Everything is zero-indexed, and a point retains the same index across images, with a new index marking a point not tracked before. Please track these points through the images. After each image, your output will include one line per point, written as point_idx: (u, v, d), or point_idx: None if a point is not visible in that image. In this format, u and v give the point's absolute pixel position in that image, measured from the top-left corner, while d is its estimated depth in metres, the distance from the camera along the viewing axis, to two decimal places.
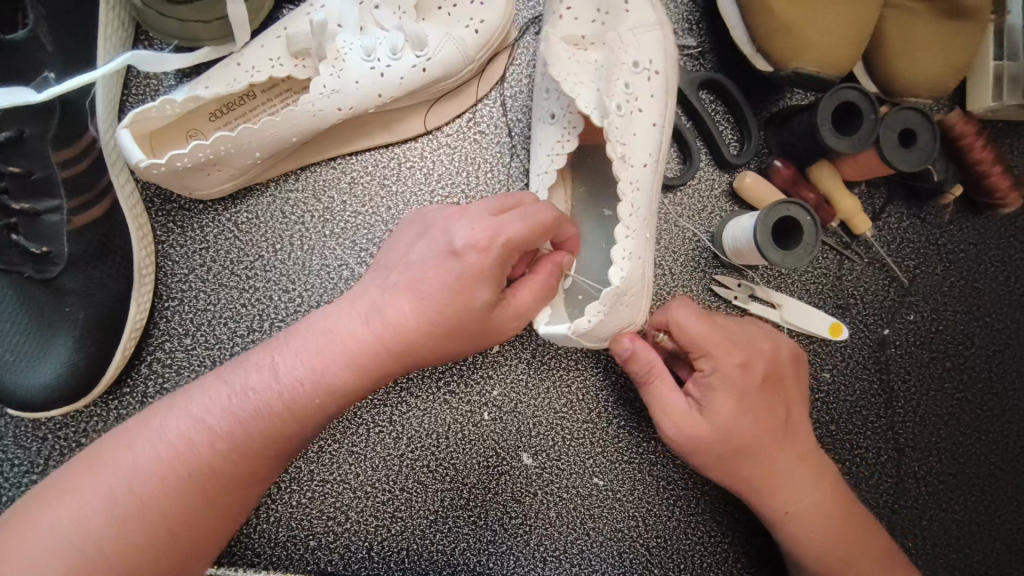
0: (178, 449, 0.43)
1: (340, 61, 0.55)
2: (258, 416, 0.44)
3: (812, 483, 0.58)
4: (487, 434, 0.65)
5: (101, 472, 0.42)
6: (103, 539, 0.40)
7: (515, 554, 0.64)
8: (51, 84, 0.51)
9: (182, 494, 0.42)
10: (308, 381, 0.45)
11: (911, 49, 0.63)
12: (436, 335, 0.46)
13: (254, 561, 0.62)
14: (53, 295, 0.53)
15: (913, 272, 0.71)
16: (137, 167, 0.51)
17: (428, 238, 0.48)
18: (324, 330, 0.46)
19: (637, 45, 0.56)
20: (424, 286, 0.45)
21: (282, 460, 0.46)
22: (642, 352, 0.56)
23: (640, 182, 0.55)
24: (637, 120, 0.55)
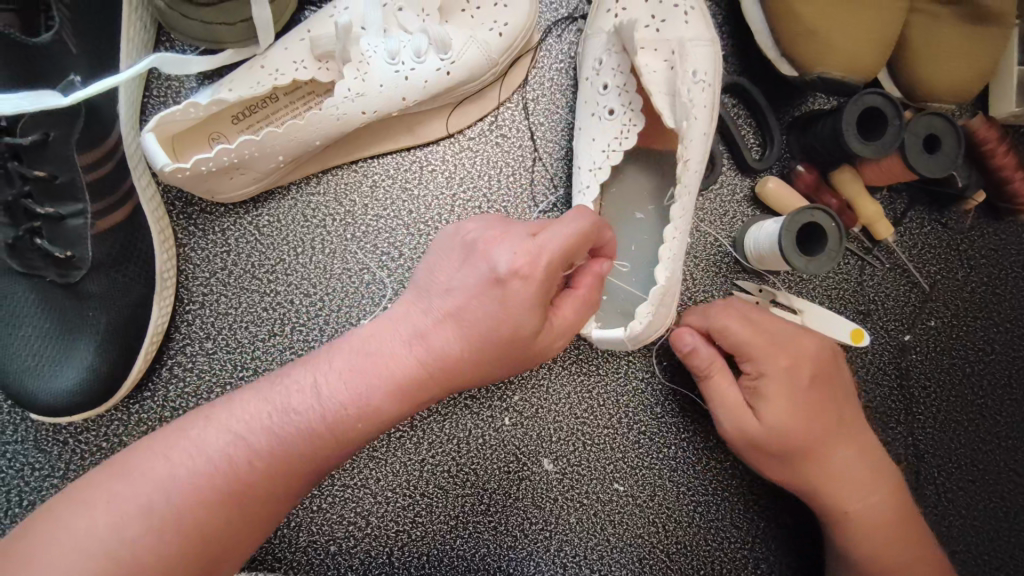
0: (217, 465, 0.42)
1: (363, 65, 0.55)
2: (301, 437, 0.44)
3: (869, 480, 0.58)
4: (508, 440, 0.64)
5: (137, 481, 0.41)
6: (135, 548, 0.39)
7: (536, 559, 0.64)
8: (78, 87, 0.51)
9: (216, 506, 0.42)
10: (353, 406, 0.44)
11: (935, 55, 0.63)
12: (480, 356, 0.46)
13: (275, 566, 0.62)
14: (76, 299, 0.53)
15: (934, 277, 0.71)
16: (161, 172, 0.50)
17: (471, 256, 0.47)
18: (371, 352, 0.46)
19: (693, 55, 0.55)
20: (471, 309, 0.46)
21: (318, 477, 0.46)
22: (701, 347, 0.59)
23: (689, 187, 0.55)
24: (697, 130, 0.54)
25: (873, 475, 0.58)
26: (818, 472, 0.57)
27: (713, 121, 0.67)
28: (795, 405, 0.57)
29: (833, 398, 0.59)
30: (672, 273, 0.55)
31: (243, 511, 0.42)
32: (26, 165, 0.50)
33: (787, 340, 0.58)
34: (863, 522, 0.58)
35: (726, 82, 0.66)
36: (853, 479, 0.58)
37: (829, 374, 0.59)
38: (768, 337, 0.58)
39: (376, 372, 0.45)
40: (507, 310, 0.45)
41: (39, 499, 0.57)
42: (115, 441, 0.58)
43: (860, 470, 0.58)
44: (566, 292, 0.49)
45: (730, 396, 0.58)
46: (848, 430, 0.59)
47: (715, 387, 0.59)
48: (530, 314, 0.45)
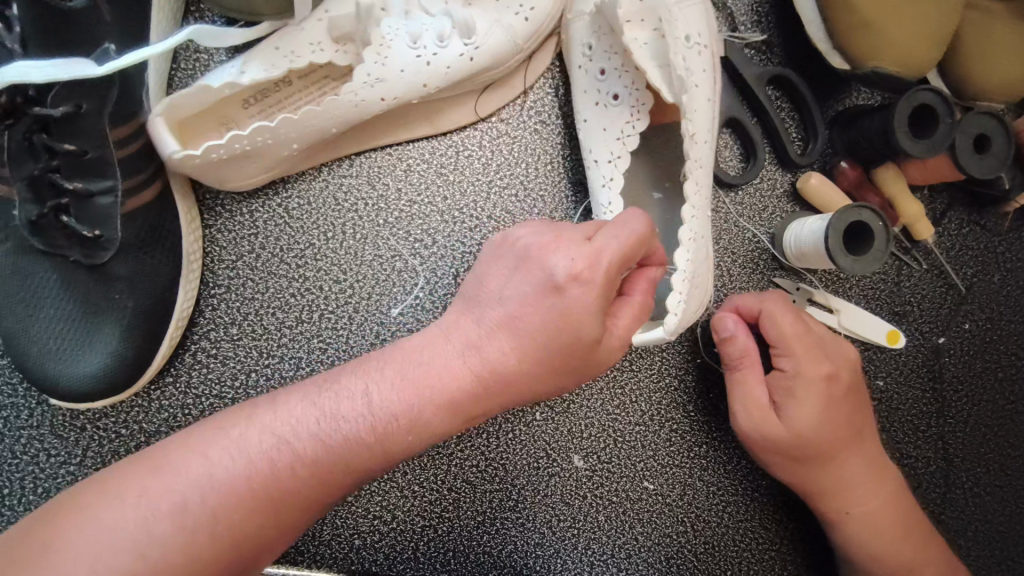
0: (259, 468, 0.41)
1: (384, 49, 0.52)
2: (347, 447, 0.42)
3: (881, 493, 0.58)
4: (539, 435, 0.63)
5: (173, 478, 0.40)
6: (171, 548, 0.38)
7: (563, 557, 0.63)
8: (112, 57, 0.47)
9: (252, 511, 0.40)
10: (404, 418, 0.42)
11: (988, 52, 0.61)
12: (534, 369, 0.44)
13: (297, 559, 0.60)
14: (101, 282, 0.50)
15: (970, 280, 0.70)
16: (171, 160, 0.48)
17: (528, 253, 0.46)
18: (422, 361, 0.44)
19: (684, 18, 0.52)
20: (527, 312, 0.44)
21: (357, 487, 0.44)
22: (739, 335, 0.58)
23: (701, 159, 0.52)
24: (698, 96, 0.52)
25: (887, 489, 0.58)
26: (834, 480, 0.57)
27: (756, 113, 0.65)
28: (824, 410, 0.56)
29: (857, 409, 0.58)
30: (695, 257, 0.51)
31: (279, 517, 0.41)
32: (54, 138, 0.47)
33: (817, 344, 0.58)
34: (865, 532, 0.58)
35: (772, 74, 0.63)
36: (864, 489, 0.58)
37: (857, 382, 0.59)
38: (804, 341, 0.57)
39: (431, 382, 0.43)
40: (564, 316, 0.43)
41: (56, 487, 0.55)
42: (136, 429, 0.56)
43: (874, 479, 0.58)
44: (622, 300, 0.47)
45: (756, 395, 0.57)
46: (867, 443, 0.59)
47: (742, 381, 0.58)
48: (585, 323, 0.43)
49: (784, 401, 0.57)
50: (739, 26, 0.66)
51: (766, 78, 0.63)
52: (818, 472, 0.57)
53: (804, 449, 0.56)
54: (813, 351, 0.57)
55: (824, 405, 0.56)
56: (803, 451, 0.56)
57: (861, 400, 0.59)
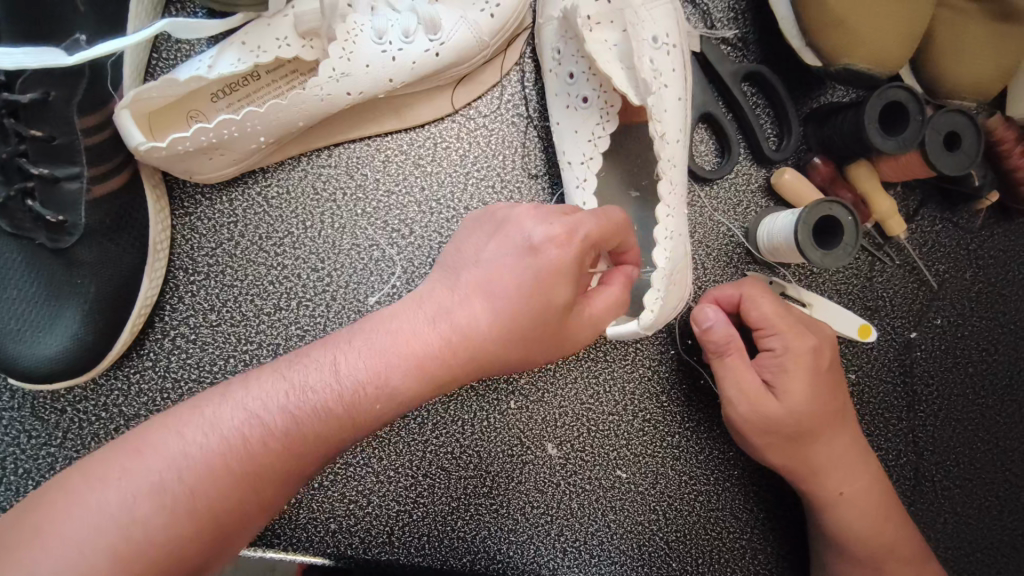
0: (230, 444, 0.42)
1: (349, 44, 0.53)
2: (317, 416, 0.43)
3: (857, 474, 0.59)
4: (512, 423, 0.64)
5: (150, 458, 0.41)
6: (150, 527, 0.39)
7: (535, 543, 0.64)
8: (83, 47, 0.48)
9: (229, 486, 0.41)
10: (373, 384, 0.43)
11: (961, 51, 0.62)
12: (509, 339, 0.45)
13: (274, 542, 0.61)
14: (66, 266, 0.51)
15: (942, 276, 0.71)
16: (137, 150, 0.49)
17: (501, 232, 0.47)
18: (392, 331, 0.45)
19: (652, 20, 0.54)
20: (502, 287, 0.45)
21: (330, 457, 0.45)
22: (720, 328, 0.58)
23: (674, 159, 0.54)
24: (663, 98, 0.53)
25: (864, 470, 0.60)
26: (818, 461, 0.58)
27: (732, 109, 0.66)
28: (816, 389, 0.57)
29: (839, 389, 0.60)
30: (672, 254, 0.52)
31: (253, 493, 0.42)
32: (23, 123, 0.48)
33: (801, 327, 0.59)
34: (846, 512, 0.59)
35: (746, 71, 0.64)
36: (844, 468, 0.59)
37: (836, 363, 0.60)
38: (788, 324, 0.58)
39: (400, 350, 0.44)
40: (540, 280, 0.45)
41: (35, 468, 0.56)
42: (114, 412, 0.57)
43: (854, 458, 0.60)
44: (600, 287, 0.49)
45: (747, 381, 0.57)
46: (847, 424, 0.60)
47: (733, 369, 0.58)
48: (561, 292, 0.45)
49: (774, 381, 0.58)
50: (714, 23, 0.67)
51: (741, 75, 0.65)
52: (806, 453, 0.58)
53: (795, 429, 0.57)
54: (799, 333, 0.58)
55: (812, 385, 0.57)
56: (792, 432, 0.57)
57: (840, 384, 0.60)
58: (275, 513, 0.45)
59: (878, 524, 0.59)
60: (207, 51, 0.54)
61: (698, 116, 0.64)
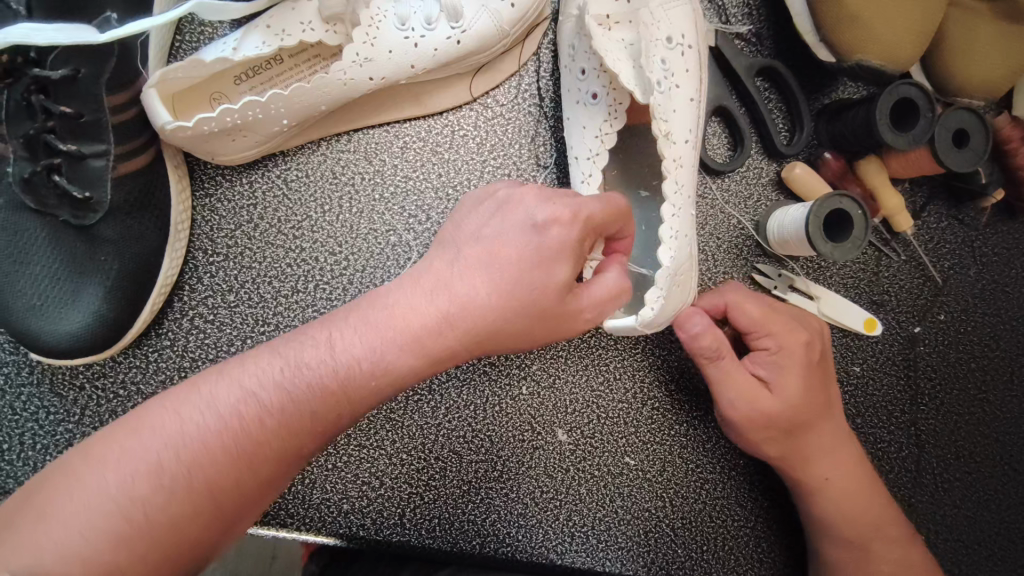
0: (227, 422, 0.42)
1: (374, 29, 0.53)
2: (312, 395, 0.44)
3: (845, 466, 0.61)
4: (524, 409, 0.65)
5: (148, 437, 0.41)
6: (150, 504, 0.40)
7: (544, 528, 0.65)
8: (113, 25, 0.49)
9: (227, 464, 0.42)
10: (368, 360, 0.44)
11: (970, 51, 0.63)
12: (506, 320, 0.46)
13: (286, 522, 0.62)
14: (90, 243, 0.52)
15: (947, 272, 0.72)
16: (163, 130, 0.49)
17: (501, 215, 0.48)
18: (388, 305, 0.46)
19: (668, 19, 0.55)
20: (499, 271, 0.46)
21: (328, 439, 0.46)
22: (709, 332, 0.57)
23: (681, 158, 0.54)
24: (670, 98, 0.54)
25: (851, 461, 0.61)
26: (810, 450, 0.60)
27: (745, 103, 0.67)
28: (805, 383, 0.58)
29: (829, 382, 0.61)
30: (676, 254, 0.53)
31: (250, 474, 0.43)
32: (52, 100, 0.48)
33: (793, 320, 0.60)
34: (836, 498, 0.60)
35: (761, 65, 0.65)
36: (835, 459, 0.60)
37: (826, 356, 0.61)
38: (780, 320, 0.59)
39: (396, 330, 0.45)
40: (541, 261, 0.46)
41: (53, 444, 0.56)
42: (131, 389, 0.57)
43: (841, 447, 0.61)
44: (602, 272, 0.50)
45: (737, 376, 0.58)
46: (837, 419, 0.61)
47: (723, 367, 0.58)
48: (562, 281, 0.46)
49: (768, 376, 0.59)
50: (730, 18, 0.68)
51: (756, 69, 0.65)
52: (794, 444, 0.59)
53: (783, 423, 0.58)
54: (792, 328, 0.59)
55: (806, 380, 0.58)
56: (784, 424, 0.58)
57: (831, 381, 0.61)
58: (272, 496, 0.46)
59: (864, 512, 0.60)
60: (231, 33, 0.54)
61: (712, 109, 0.65)
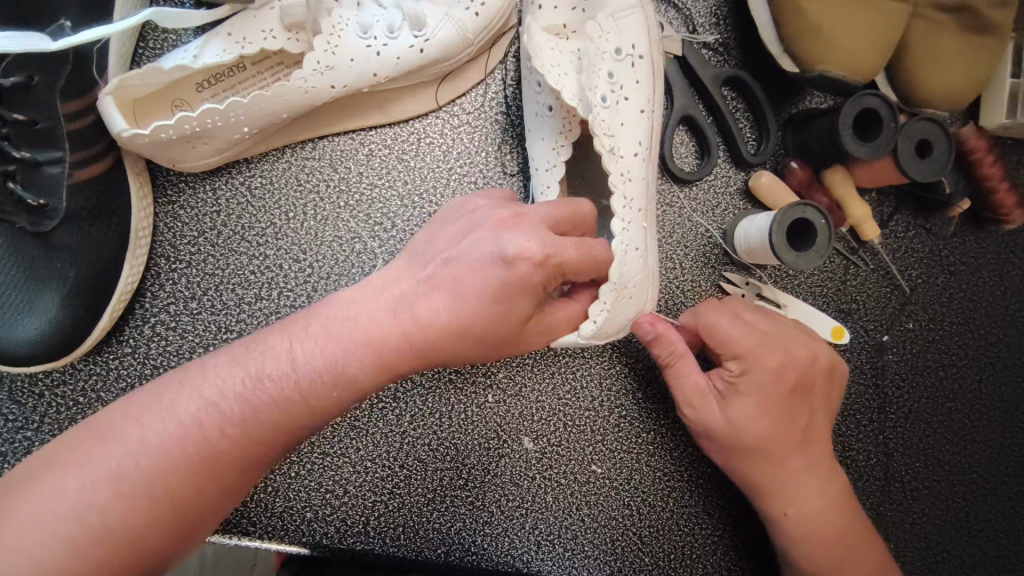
0: (187, 430, 0.43)
1: (335, 37, 0.53)
2: (273, 402, 0.44)
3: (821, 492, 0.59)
4: (489, 417, 0.65)
5: (109, 445, 0.42)
6: (109, 514, 0.40)
7: (510, 536, 0.64)
8: (67, 32, 0.49)
9: (188, 472, 0.42)
10: (329, 372, 0.45)
11: (932, 63, 0.64)
12: (461, 342, 0.47)
13: (249, 530, 0.62)
14: (46, 250, 0.51)
15: (915, 281, 0.72)
16: (120, 137, 0.49)
17: (474, 236, 0.48)
18: (349, 318, 0.46)
19: (618, 31, 0.54)
20: (464, 289, 0.46)
21: (288, 448, 0.46)
22: (664, 335, 0.57)
23: (631, 173, 0.53)
24: (616, 114, 0.53)
25: (834, 486, 0.60)
26: (784, 477, 0.58)
27: (712, 112, 0.67)
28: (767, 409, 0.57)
29: (804, 410, 0.58)
30: (628, 268, 0.50)
31: (211, 483, 0.43)
32: (5, 107, 0.48)
33: (769, 340, 0.58)
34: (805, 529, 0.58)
35: (726, 75, 0.66)
36: (811, 488, 0.59)
37: (808, 383, 0.58)
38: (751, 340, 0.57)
39: (356, 341, 0.46)
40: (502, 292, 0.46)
41: (11, 452, 0.56)
42: (91, 397, 0.57)
43: (813, 478, 0.59)
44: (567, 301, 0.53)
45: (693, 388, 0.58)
46: (816, 442, 0.59)
47: (678, 375, 0.58)
48: (522, 314, 0.48)
49: (727, 394, 0.58)
50: (697, 28, 0.68)
51: (721, 79, 0.66)
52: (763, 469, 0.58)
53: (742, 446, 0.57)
54: (763, 351, 0.57)
55: (766, 408, 0.57)
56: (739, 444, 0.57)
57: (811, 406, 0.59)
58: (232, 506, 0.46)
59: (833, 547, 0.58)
60: (193, 41, 0.54)
61: (678, 119, 0.65)
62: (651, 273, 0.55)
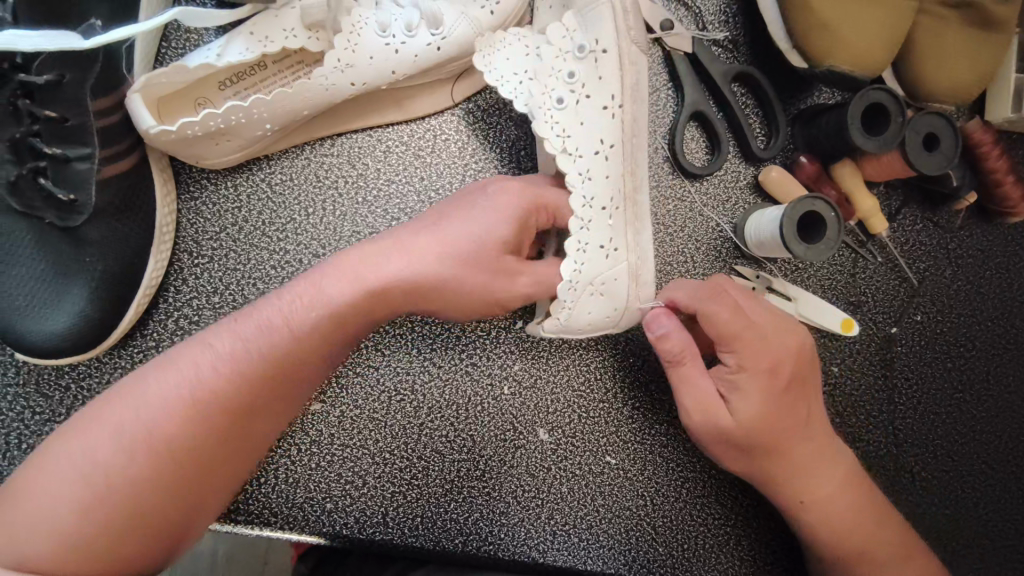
0: (180, 380, 0.46)
1: (355, 36, 0.55)
2: (262, 346, 0.48)
3: (823, 465, 0.60)
4: (506, 409, 0.66)
5: (111, 407, 0.45)
6: (114, 466, 0.43)
7: (527, 526, 0.65)
8: (97, 31, 0.50)
9: (185, 418, 0.45)
10: (309, 308, 0.49)
11: (938, 57, 0.65)
12: (434, 285, 0.51)
13: (270, 520, 0.63)
14: (74, 244, 0.53)
15: (922, 274, 0.73)
16: (147, 133, 0.50)
17: (455, 203, 0.54)
18: (332, 266, 0.51)
19: (577, 31, 0.56)
20: (437, 244, 0.51)
21: (282, 390, 0.49)
22: (674, 336, 0.57)
23: (592, 172, 0.54)
24: (572, 114, 0.54)
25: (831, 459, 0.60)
26: (792, 462, 0.59)
27: (722, 108, 0.68)
28: (768, 406, 0.57)
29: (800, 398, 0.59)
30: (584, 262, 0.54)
31: (208, 428, 0.46)
32: (37, 105, 0.49)
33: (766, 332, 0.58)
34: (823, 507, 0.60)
35: (737, 71, 0.67)
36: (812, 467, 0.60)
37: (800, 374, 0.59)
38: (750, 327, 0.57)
39: (333, 282, 0.50)
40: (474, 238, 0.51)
41: (38, 444, 0.57)
42: None
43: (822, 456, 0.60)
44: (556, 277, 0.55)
45: (704, 389, 0.58)
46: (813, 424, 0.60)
47: (685, 377, 0.58)
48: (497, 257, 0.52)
49: (728, 394, 0.58)
50: (706, 26, 0.69)
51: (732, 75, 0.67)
52: (777, 459, 0.59)
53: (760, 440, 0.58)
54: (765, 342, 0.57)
55: (767, 398, 0.57)
56: (748, 443, 0.58)
57: (810, 390, 0.60)
58: (240, 458, 0.49)
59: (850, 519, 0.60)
60: (216, 40, 0.56)
61: (689, 115, 0.66)
62: (642, 255, 0.58)
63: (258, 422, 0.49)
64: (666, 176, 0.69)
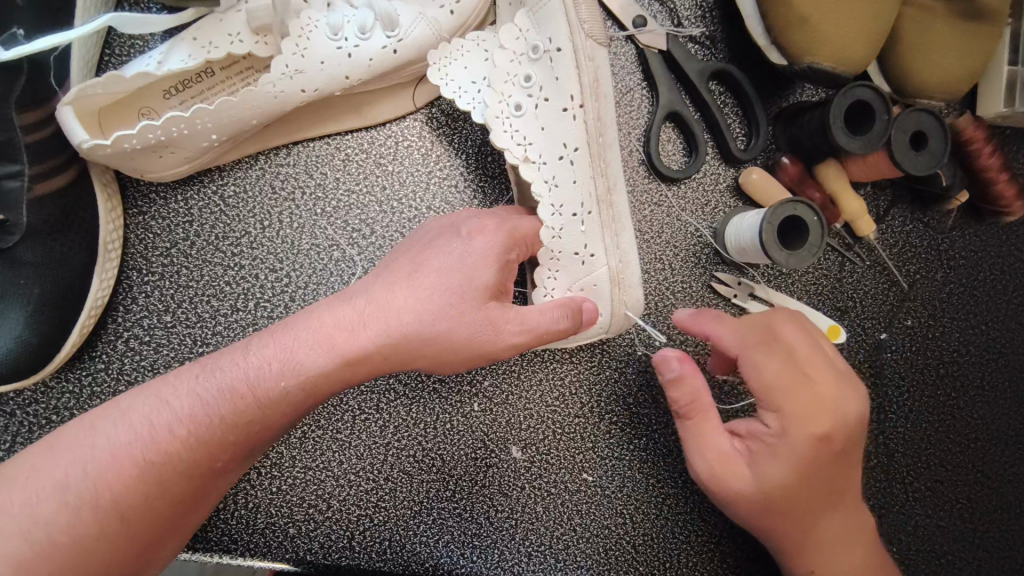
0: (137, 433, 0.44)
1: (303, 40, 0.52)
2: (227, 404, 0.45)
3: (848, 535, 0.54)
4: (476, 426, 0.63)
5: (60, 455, 0.43)
6: (54, 525, 0.41)
7: (500, 547, 0.63)
8: (20, 41, 0.47)
9: (138, 478, 0.43)
10: (283, 369, 0.46)
11: (925, 49, 0.61)
12: (409, 345, 0.49)
13: (230, 547, 0.61)
14: (10, 266, 0.50)
15: (913, 277, 0.70)
16: (80, 148, 0.47)
17: (437, 242, 0.51)
18: (322, 322, 0.47)
19: (537, 29, 0.54)
20: (416, 292, 0.49)
21: (244, 452, 0.47)
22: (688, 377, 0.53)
23: (557, 177, 0.53)
24: (532, 121, 0.53)
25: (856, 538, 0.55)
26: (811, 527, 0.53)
27: (699, 108, 0.65)
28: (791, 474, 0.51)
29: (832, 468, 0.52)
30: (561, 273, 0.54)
31: (160, 489, 0.44)
32: None
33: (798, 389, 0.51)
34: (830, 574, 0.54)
35: (715, 69, 0.63)
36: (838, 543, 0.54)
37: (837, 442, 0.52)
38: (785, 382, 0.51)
39: (313, 343, 0.47)
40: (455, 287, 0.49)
41: None
42: (66, 414, 0.56)
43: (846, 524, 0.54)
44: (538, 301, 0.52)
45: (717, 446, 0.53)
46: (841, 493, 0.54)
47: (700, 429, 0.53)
48: (482, 295, 0.49)
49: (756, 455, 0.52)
50: (681, 21, 0.66)
51: (709, 73, 0.63)
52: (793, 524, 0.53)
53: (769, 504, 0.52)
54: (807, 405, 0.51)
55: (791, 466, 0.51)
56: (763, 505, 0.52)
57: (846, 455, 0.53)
58: (190, 517, 0.47)
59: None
60: (159, 47, 0.53)
61: (664, 115, 0.63)
62: (626, 257, 0.56)
63: (215, 484, 0.47)
64: (641, 180, 0.66)
